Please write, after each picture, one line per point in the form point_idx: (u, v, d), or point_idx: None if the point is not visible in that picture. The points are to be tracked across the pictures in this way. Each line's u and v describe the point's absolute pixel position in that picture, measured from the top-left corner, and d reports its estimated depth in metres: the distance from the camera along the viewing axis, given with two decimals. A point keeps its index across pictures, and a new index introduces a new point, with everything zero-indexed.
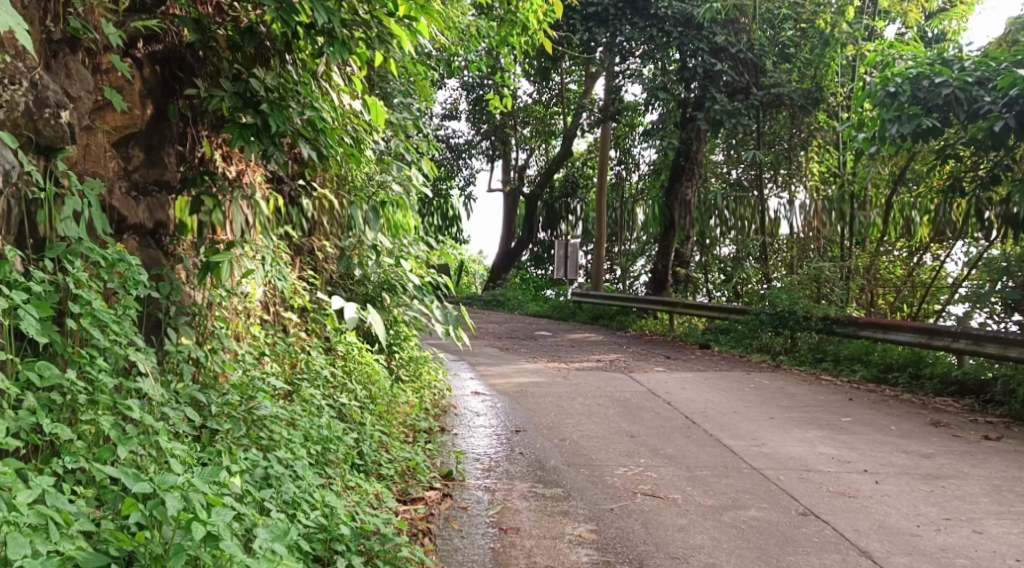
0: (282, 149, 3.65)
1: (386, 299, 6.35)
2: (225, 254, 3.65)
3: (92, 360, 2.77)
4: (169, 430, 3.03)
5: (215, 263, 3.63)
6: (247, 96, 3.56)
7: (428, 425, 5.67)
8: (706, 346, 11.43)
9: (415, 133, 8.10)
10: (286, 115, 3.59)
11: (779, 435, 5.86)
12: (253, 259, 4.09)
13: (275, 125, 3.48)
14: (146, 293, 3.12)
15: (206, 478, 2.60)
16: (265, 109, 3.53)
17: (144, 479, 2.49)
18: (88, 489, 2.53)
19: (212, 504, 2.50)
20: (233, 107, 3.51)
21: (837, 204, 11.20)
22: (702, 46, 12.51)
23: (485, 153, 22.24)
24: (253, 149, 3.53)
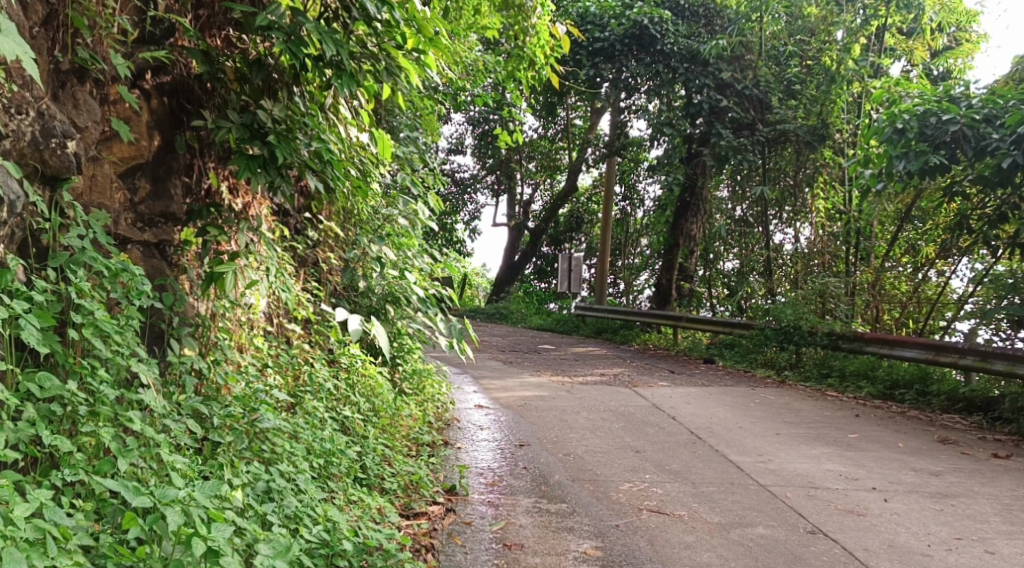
0: (289, 181, 3.56)
1: (390, 312, 6.38)
2: (228, 264, 3.49)
3: (93, 371, 2.63)
4: (170, 443, 2.86)
5: (219, 273, 3.51)
6: (255, 127, 3.48)
7: (432, 438, 5.54)
8: (711, 362, 11.38)
9: (423, 164, 8.19)
10: (294, 147, 3.52)
11: (785, 452, 5.76)
12: (258, 271, 4.48)
13: (281, 155, 3.40)
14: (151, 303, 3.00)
15: (208, 492, 2.52)
16: (271, 141, 3.45)
17: (145, 493, 2.39)
18: (87, 502, 2.42)
19: (213, 519, 2.42)
20: (240, 139, 3.44)
21: (839, 239, 11.04)
22: (708, 82, 12.74)
23: (490, 188, 22.65)
24: (259, 181, 3.44)
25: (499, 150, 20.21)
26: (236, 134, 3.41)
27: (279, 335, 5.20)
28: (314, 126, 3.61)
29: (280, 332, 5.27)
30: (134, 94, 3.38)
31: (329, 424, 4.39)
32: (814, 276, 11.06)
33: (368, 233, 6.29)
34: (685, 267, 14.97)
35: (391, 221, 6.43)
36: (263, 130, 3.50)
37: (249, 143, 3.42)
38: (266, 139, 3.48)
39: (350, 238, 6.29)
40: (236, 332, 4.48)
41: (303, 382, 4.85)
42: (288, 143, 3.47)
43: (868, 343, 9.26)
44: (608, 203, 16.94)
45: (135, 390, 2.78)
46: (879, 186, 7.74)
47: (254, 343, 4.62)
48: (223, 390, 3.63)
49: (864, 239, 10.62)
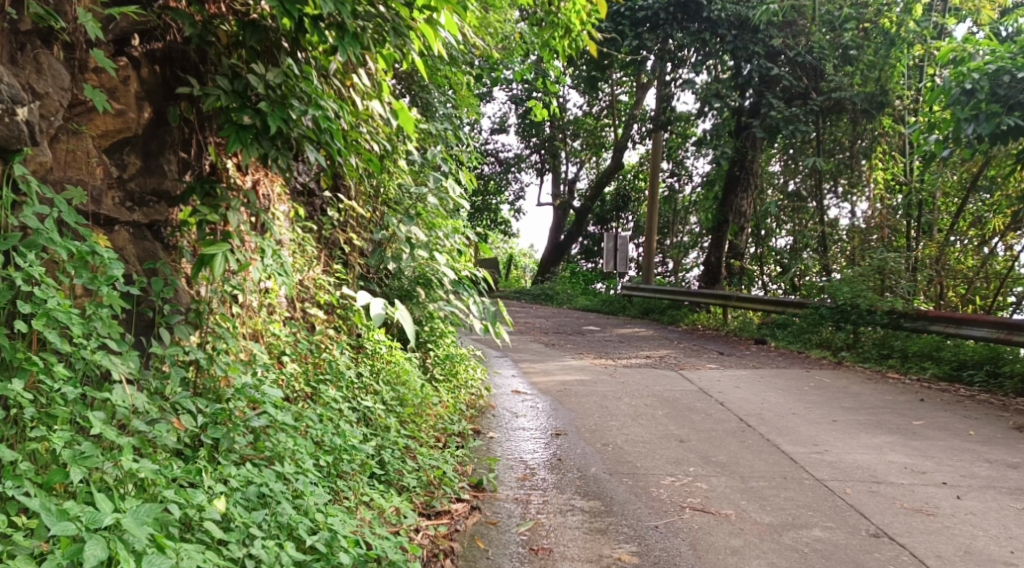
0: (285, 154, 3.26)
1: (421, 295, 6.09)
2: (219, 245, 3.14)
3: (48, 368, 2.47)
4: (146, 442, 2.67)
5: (208, 256, 3.12)
6: (247, 94, 3.18)
7: (461, 428, 5.22)
8: (762, 344, 10.90)
9: (458, 142, 7.85)
10: (290, 115, 3.20)
11: (843, 441, 5.32)
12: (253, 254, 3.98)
13: (275, 124, 3.09)
14: (129, 289, 2.79)
15: (143, 518, 2.24)
16: (264, 109, 3.14)
17: (71, 517, 2.17)
18: (31, 518, 2.23)
19: (148, 553, 2.17)
20: (230, 107, 3.14)
21: (901, 211, 10.44)
22: (759, 49, 12.14)
23: (534, 167, 22.04)
24: (252, 153, 3.14)
25: (543, 128, 19.82)
26: (226, 101, 3.10)
27: (301, 321, 4.96)
28: (311, 92, 3.28)
29: (303, 318, 5.03)
30: (118, 62, 3.12)
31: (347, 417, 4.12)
32: (872, 252, 10.46)
33: (395, 213, 6.01)
34: (735, 244, 14.29)
35: (420, 199, 6.13)
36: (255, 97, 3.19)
37: (241, 111, 3.11)
38: (260, 108, 3.17)
39: (376, 217, 6.01)
40: (249, 319, 4.20)
41: (321, 370, 4.59)
42: (283, 110, 3.16)
43: (932, 322, 8.70)
44: (654, 180, 16.44)
45: (103, 388, 2.60)
46: (944, 153, 7.18)
47: (271, 331, 4.36)
48: (224, 383, 3.38)
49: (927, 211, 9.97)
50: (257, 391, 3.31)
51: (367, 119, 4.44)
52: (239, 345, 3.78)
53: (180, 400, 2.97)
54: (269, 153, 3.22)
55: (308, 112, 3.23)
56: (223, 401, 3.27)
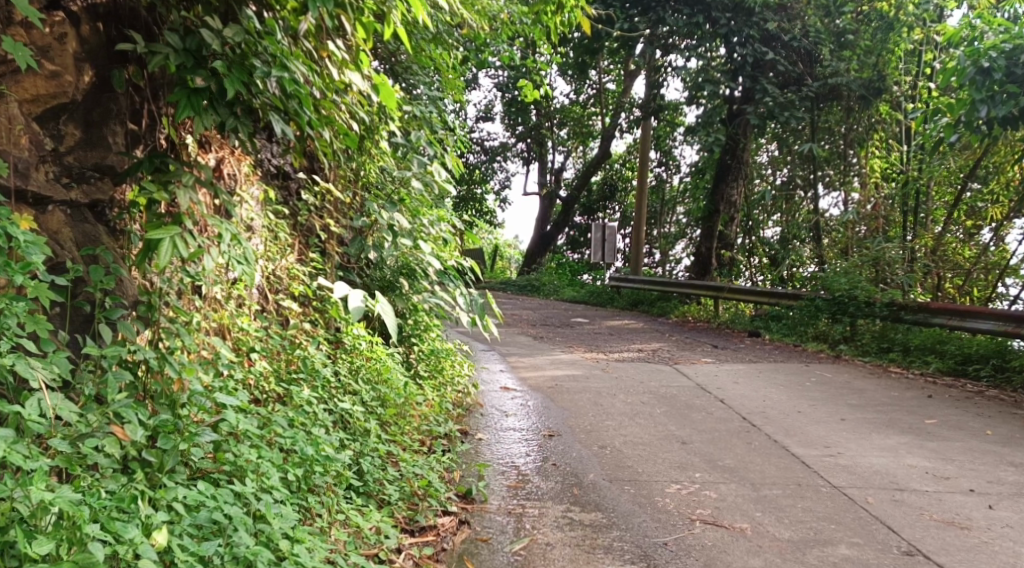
0: (245, 124, 2.84)
1: (404, 286, 5.77)
2: (166, 229, 2.70)
3: None
4: (71, 461, 2.33)
5: (152, 239, 2.67)
6: (201, 53, 2.74)
7: (447, 430, 4.82)
8: (756, 337, 10.57)
9: (443, 126, 7.45)
10: (249, 77, 2.77)
11: (855, 442, 4.98)
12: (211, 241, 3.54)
13: (232, 89, 2.67)
14: (52, 279, 2.43)
15: None
16: (219, 70, 2.71)
17: None
18: None
19: None
20: (180, 68, 2.71)
21: (895, 200, 10.14)
22: (753, 33, 11.83)
23: (520, 156, 21.62)
24: (206, 122, 2.71)
25: (528, 115, 19.20)
26: (176, 61, 2.67)
27: (274, 315, 4.62)
28: (275, 51, 2.84)
29: (276, 312, 4.65)
30: (51, 16, 2.73)
31: (323, 423, 3.71)
32: (868, 242, 10.15)
33: (378, 198, 5.64)
34: (725, 235, 14.00)
35: (404, 184, 5.76)
36: (209, 57, 2.76)
37: (194, 73, 2.69)
38: (215, 72, 2.75)
39: (356, 203, 5.65)
40: (214, 311, 3.83)
41: (294, 367, 4.18)
42: (244, 73, 2.74)
43: (934, 314, 8.42)
44: (643, 169, 16.09)
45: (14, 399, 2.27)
46: (954, 137, 6.86)
47: (238, 324, 3.98)
48: (177, 386, 2.98)
49: (924, 200, 9.68)
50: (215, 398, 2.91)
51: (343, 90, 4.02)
52: (197, 342, 3.37)
53: (117, 408, 2.56)
54: (227, 122, 2.80)
55: (272, 74, 2.81)
56: (177, 408, 2.87)
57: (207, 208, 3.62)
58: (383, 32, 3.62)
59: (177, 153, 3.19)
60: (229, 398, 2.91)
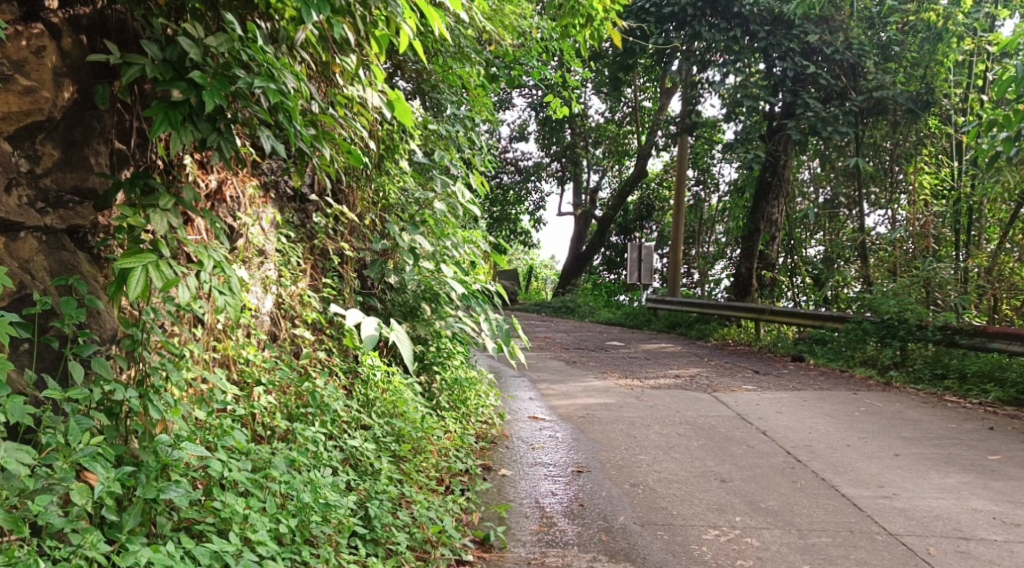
0: (228, 140, 2.67)
1: (427, 311, 5.51)
2: (138, 257, 2.48)
3: None
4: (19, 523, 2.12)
5: (123, 268, 2.45)
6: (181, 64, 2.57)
7: (468, 467, 4.51)
8: (800, 361, 10.11)
9: (470, 145, 7.21)
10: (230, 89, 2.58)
11: (912, 481, 4.59)
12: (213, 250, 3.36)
13: (211, 102, 2.49)
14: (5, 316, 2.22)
15: None
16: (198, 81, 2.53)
17: None
18: None
19: None
20: (157, 80, 2.54)
21: (947, 220, 9.68)
22: (793, 46, 11.46)
23: (555, 176, 21.33)
24: (184, 138, 2.53)
25: (563, 135, 18.87)
26: (153, 72, 2.52)
27: (286, 345, 4.39)
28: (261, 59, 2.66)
29: (288, 342, 4.42)
30: (28, 27, 2.52)
31: (328, 467, 3.45)
32: (918, 262, 9.68)
33: (399, 220, 5.43)
34: (766, 254, 13.45)
35: (426, 205, 5.48)
36: (191, 68, 2.62)
37: (171, 84, 2.53)
38: (197, 85, 2.58)
39: (375, 225, 5.46)
40: (217, 342, 3.62)
41: (302, 400, 3.93)
42: (228, 85, 2.55)
43: (993, 339, 7.95)
44: (680, 188, 15.74)
45: None
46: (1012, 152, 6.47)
47: (242, 355, 3.75)
48: (161, 428, 2.76)
49: (976, 219, 9.28)
50: (191, 449, 2.64)
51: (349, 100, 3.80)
52: (192, 377, 3.15)
53: (80, 459, 2.33)
54: (209, 138, 2.65)
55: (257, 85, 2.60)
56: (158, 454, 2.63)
57: (205, 233, 3.40)
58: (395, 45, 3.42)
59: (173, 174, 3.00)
60: (200, 450, 2.63)
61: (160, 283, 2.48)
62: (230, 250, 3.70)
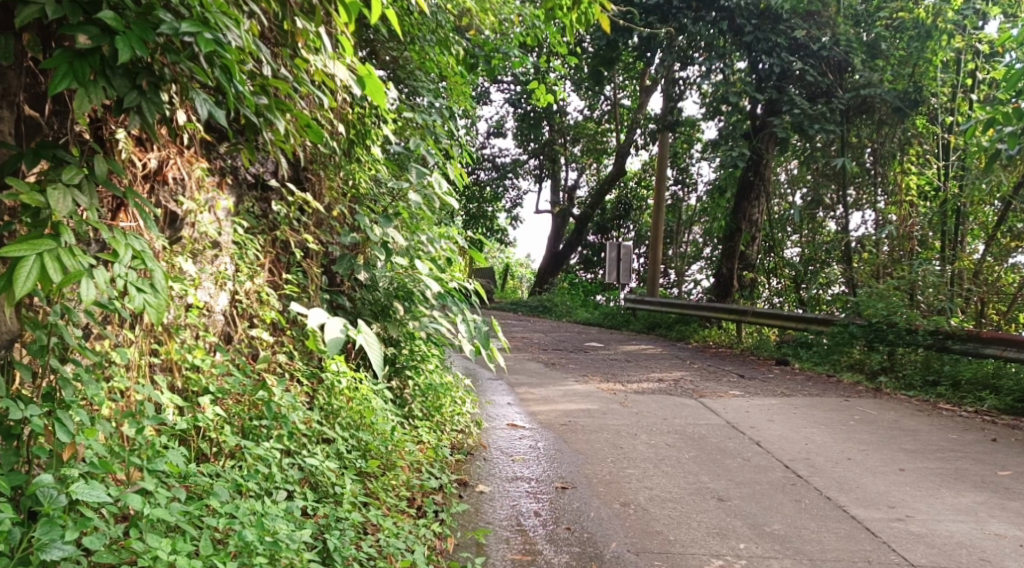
0: (153, 107, 2.44)
1: (399, 310, 5.08)
2: (30, 246, 2.10)
3: None
4: None
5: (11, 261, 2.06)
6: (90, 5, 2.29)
7: (441, 484, 4.08)
8: (785, 365, 9.77)
9: (447, 135, 6.75)
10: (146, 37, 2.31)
11: (924, 501, 4.25)
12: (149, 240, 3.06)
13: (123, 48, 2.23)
14: None
15: None
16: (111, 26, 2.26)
17: None
18: None
19: None
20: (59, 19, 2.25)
21: (932, 221, 9.33)
22: (779, 41, 11.08)
23: (532, 173, 20.91)
24: (89, 97, 2.29)
25: (541, 132, 18.30)
26: (55, 12, 2.23)
27: (242, 348, 3.95)
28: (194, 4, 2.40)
29: (244, 344, 3.99)
30: None
31: (284, 493, 3.04)
32: (905, 264, 9.36)
33: (370, 212, 5.01)
34: (746, 255, 13.17)
35: (400, 196, 5.08)
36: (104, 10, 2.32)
37: (79, 28, 2.24)
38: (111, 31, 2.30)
39: (343, 217, 5.04)
40: (163, 344, 3.24)
41: (257, 411, 3.50)
42: (149, 30, 2.30)
43: (986, 344, 7.68)
44: (660, 186, 15.43)
45: None
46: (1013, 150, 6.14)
47: (186, 360, 3.34)
48: (68, 453, 2.39)
49: (962, 220, 8.95)
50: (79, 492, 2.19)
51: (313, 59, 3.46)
52: (114, 387, 2.78)
53: None
54: (126, 97, 2.37)
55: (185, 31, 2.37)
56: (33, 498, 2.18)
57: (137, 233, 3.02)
58: (367, 13, 3.20)
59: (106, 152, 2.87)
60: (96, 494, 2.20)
61: (58, 276, 2.11)
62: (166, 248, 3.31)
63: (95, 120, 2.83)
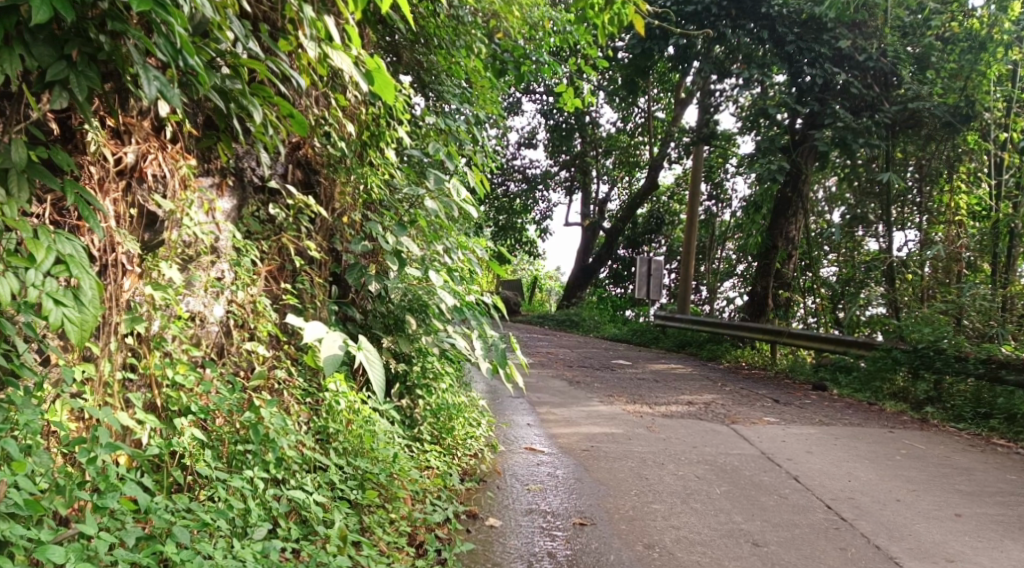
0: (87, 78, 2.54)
1: (411, 324, 4.73)
2: None
3: None
4: None
5: None
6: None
7: (446, 517, 3.73)
8: (822, 390, 9.29)
9: (470, 140, 6.39)
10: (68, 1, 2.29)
11: (986, 556, 3.84)
12: (125, 238, 2.92)
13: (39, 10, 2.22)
14: None
15: None
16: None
17: None
18: None
19: None
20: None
21: (983, 242, 8.82)
22: (823, 52, 10.59)
23: (563, 185, 20.54)
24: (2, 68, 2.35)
25: (571, 142, 18.05)
26: None
27: (236, 361, 3.61)
28: None
29: (241, 359, 3.64)
30: None
31: (262, 532, 2.72)
32: (952, 287, 8.84)
33: (384, 219, 4.68)
34: (782, 274, 12.57)
35: (417, 203, 4.74)
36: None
37: None
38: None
39: (355, 223, 4.70)
40: (143, 361, 2.97)
41: (243, 434, 3.17)
42: None
43: None
44: (694, 200, 14.96)
45: None
46: None
47: (168, 376, 3.02)
48: None
49: (1016, 242, 8.36)
50: None
51: (329, 48, 3.26)
52: (63, 409, 2.56)
53: None
54: (51, 68, 2.46)
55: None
56: None
57: (102, 243, 2.85)
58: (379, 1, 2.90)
59: (73, 144, 2.77)
60: None
61: None
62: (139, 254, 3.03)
63: (61, 110, 2.75)
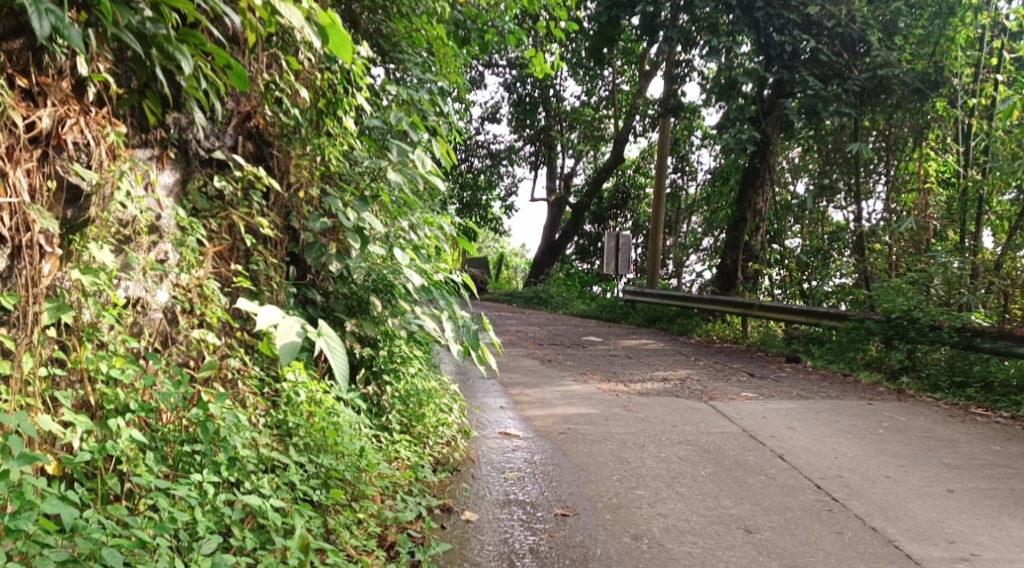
0: None
1: (377, 305, 4.42)
2: None
3: None
4: None
5: None
6: None
7: (418, 513, 3.44)
8: (796, 363, 9.15)
9: (433, 111, 6.04)
10: None
11: (986, 535, 3.65)
12: (43, 215, 2.60)
13: None
14: None
15: None
16: None
17: None
18: None
19: None
20: None
21: (952, 210, 8.70)
22: (792, 18, 10.25)
23: (528, 160, 20.22)
24: None
25: (536, 116, 17.81)
26: None
27: (185, 349, 3.26)
28: None
29: (193, 349, 3.30)
30: None
31: (212, 546, 2.46)
32: (925, 256, 8.71)
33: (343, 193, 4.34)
34: (750, 246, 12.31)
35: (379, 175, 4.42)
36: None
37: None
38: None
39: (313, 199, 4.32)
40: (72, 357, 2.66)
41: (190, 433, 2.87)
42: None
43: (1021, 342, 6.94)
44: (661, 173, 14.74)
45: None
46: None
47: (102, 371, 2.70)
48: None
49: (986, 208, 8.26)
50: None
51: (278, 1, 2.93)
52: None
53: None
54: None
55: None
56: None
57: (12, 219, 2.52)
58: None
59: None
60: None
61: None
62: (60, 234, 2.69)
63: None
